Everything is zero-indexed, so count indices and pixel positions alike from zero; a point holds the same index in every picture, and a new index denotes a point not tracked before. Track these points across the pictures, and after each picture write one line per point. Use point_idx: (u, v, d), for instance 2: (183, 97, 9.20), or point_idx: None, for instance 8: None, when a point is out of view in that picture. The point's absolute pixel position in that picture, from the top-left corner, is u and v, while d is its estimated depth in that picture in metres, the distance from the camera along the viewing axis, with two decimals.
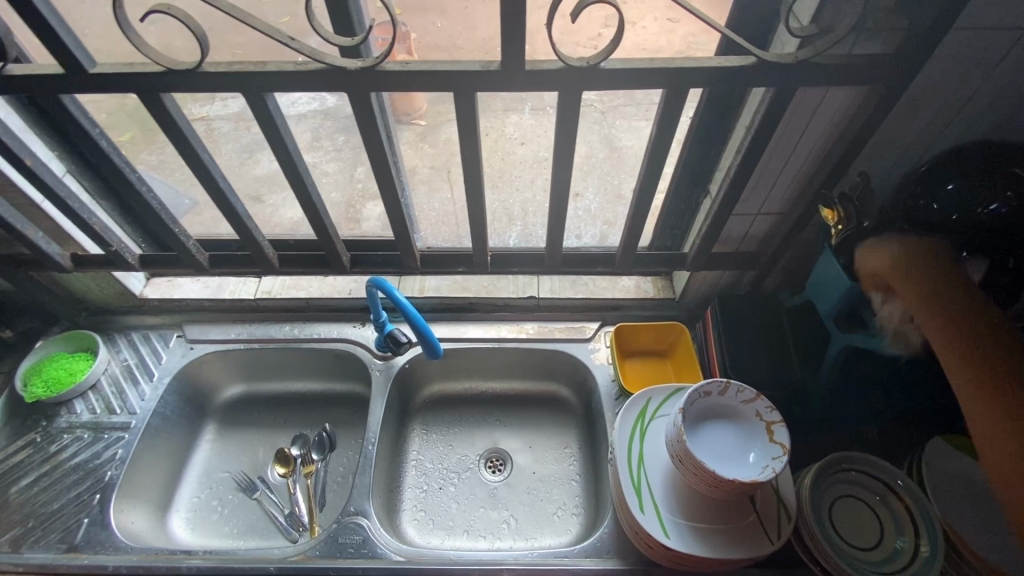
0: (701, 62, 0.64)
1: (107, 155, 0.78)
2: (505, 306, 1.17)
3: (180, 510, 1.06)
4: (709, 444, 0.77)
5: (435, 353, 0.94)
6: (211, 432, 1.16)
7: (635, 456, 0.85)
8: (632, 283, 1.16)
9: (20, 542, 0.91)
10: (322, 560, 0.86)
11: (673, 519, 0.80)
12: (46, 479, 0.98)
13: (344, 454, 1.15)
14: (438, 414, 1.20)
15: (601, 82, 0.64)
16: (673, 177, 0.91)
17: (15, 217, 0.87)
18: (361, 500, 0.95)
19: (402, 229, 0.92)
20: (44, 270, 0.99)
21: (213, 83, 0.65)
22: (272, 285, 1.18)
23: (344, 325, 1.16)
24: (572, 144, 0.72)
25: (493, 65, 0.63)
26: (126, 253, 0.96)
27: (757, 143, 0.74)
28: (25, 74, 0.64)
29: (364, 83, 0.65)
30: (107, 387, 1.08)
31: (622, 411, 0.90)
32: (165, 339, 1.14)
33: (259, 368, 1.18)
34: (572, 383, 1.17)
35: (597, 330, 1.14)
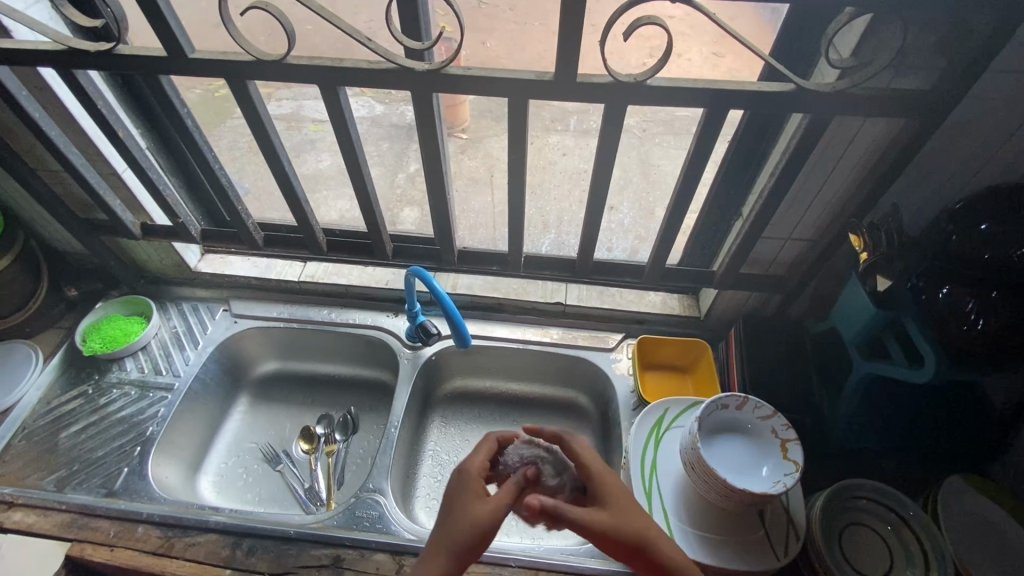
0: (743, 86, 0.68)
1: (190, 133, 0.86)
2: (532, 309, 1.20)
3: (209, 473, 1.13)
4: (721, 456, 0.80)
5: (465, 342, 0.99)
6: (244, 404, 1.23)
7: (648, 464, 0.88)
8: (657, 299, 1.18)
9: (64, 483, 0.97)
10: (338, 530, 0.90)
11: (680, 526, 0.81)
12: (94, 428, 1.04)
13: (365, 438, 1.20)
14: (457, 409, 1.24)
15: (647, 97, 0.69)
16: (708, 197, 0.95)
17: (98, 183, 0.95)
18: (379, 479, 0.98)
19: (444, 225, 0.97)
20: (116, 236, 1.09)
21: (294, 74, 0.72)
22: (316, 270, 1.24)
23: (379, 314, 1.22)
24: (613, 154, 0.77)
25: (547, 75, 0.68)
26: (190, 225, 1.04)
27: (793, 167, 0.77)
28: (133, 55, 0.73)
29: (429, 84, 0.71)
30: (156, 349, 1.16)
31: (639, 417, 0.93)
32: (212, 311, 1.22)
33: (295, 347, 1.25)
34: (590, 391, 1.20)
35: (620, 341, 1.16)
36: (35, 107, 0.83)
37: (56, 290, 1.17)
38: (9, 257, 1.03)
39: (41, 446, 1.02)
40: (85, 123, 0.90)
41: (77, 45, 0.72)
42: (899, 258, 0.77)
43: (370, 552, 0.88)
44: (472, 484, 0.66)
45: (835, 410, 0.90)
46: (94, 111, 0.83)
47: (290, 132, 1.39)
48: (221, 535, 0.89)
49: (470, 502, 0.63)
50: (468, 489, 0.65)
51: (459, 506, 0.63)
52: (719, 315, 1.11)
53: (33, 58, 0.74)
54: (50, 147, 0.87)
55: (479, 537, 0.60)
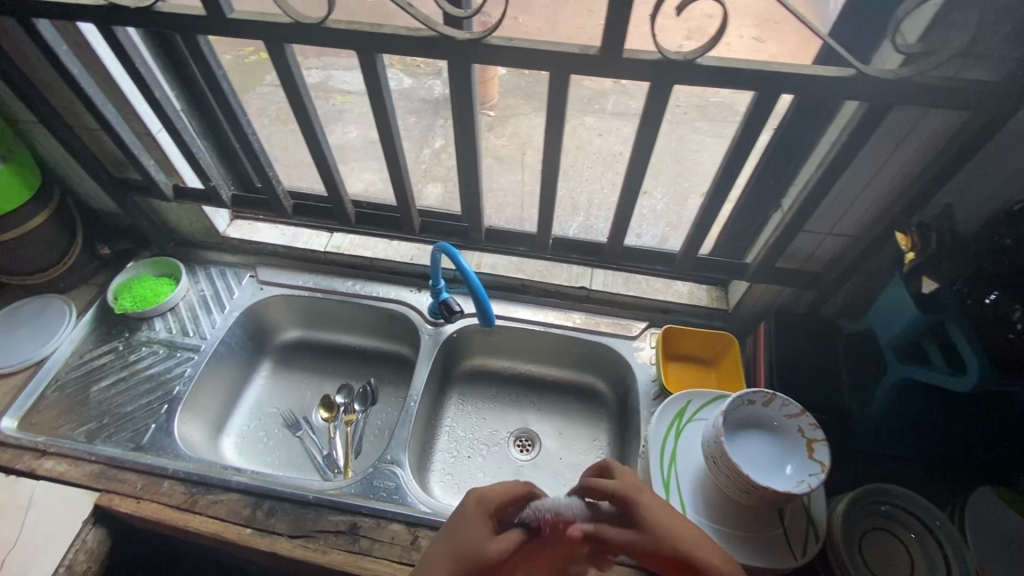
0: (797, 69, 0.65)
1: (225, 96, 0.86)
2: (557, 293, 1.19)
3: (232, 434, 1.16)
4: (744, 449, 0.79)
5: (488, 322, 0.97)
6: (267, 369, 1.26)
7: (668, 454, 0.87)
8: (685, 289, 1.16)
9: (94, 435, 1.00)
10: (356, 498, 0.91)
11: (696, 518, 0.81)
12: (123, 383, 1.07)
13: (384, 410, 1.22)
14: (475, 387, 1.25)
15: (693, 78, 0.66)
16: (748, 185, 0.91)
17: (133, 143, 0.96)
18: (397, 451, 0.99)
19: (473, 202, 0.95)
20: (149, 196, 1.09)
21: (332, 39, 0.70)
22: (342, 242, 1.24)
23: (402, 289, 1.22)
24: (653, 136, 0.74)
25: (591, 49, 0.65)
26: (222, 190, 1.04)
27: (843, 158, 0.73)
28: (173, 13, 0.72)
29: (468, 55, 0.69)
30: (184, 311, 1.18)
31: (661, 406, 0.91)
32: (239, 277, 1.23)
33: (318, 316, 1.26)
34: (609, 378, 1.19)
35: (644, 330, 1.15)
36: (74, 63, 0.84)
37: (90, 248, 1.19)
38: (45, 211, 1.06)
39: (74, 398, 1.05)
40: (122, 82, 0.91)
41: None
42: (948, 259, 0.72)
43: (385, 521, 0.89)
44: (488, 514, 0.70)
45: (865, 412, 0.87)
46: (132, 70, 0.83)
47: (319, 103, 1.39)
48: (241, 495, 0.91)
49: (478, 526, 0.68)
50: (479, 518, 0.69)
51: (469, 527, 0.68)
52: (749, 309, 1.08)
53: (73, 13, 0.74)
54: (88, 104, 0.87)
55: (478, 560, 0.64)
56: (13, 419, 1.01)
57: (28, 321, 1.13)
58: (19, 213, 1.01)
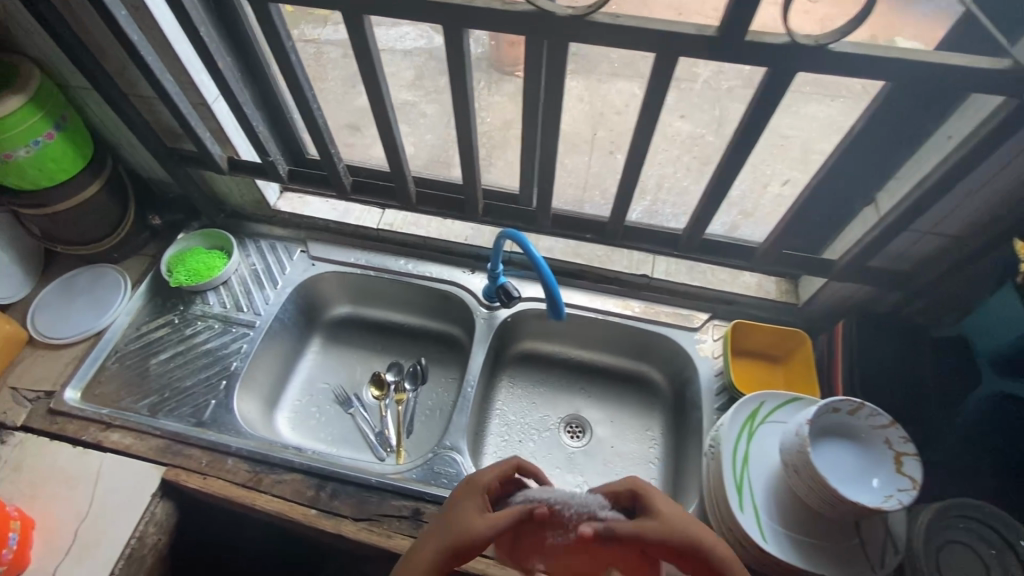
0: (942, 58, 0.58)
1: (292, 68, 0.81)
2: (615, 280, 1.14)
3: (285, 409, 1.17)
4: (827, 459, 0.76)
5: (559, 315, 0.91)
6: (317, 344, 1.25)
7: (740, 457, 0.84)
8: (753, 280, 1.12)
9: (156, 408, 1.01)
10: (418, 484, 0.91)
11: (770, 524, 0.78)
12: (181, 357, 1.07)
13: (433, 390, 1.21)
14: (526, 371, 1.23)
15: (821, 66, 0.60)
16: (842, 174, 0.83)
17: (191, 114, 0.92)
18: (456, 437, 0.99)
19: (544, 187, 0.91)
20: (203, 168, 1.06)
21: (419, 11, 0.65)
22: (395, 219, 1.22)
23: (455, 270, 1.19)
24: (759, 126, 0.68)
25: (709, 30, 0.59)
26: (279, 164, 1.00)
27: (971, 157, 0.67)
28: None
29: (568, 33, 0.63)
30: (237, 285, 1.16)
31: (733, 406, 0.88)
32: (290, 251, 1.21)
33: (368, 293, 1.24)
34: (665, 368, 1.16)
35: (706, 321, 1.11)
36: (133, 29, 0.79)
37: (141, 218, 1.18)
38: (96, 183, 1.03)
39: (133, 371, 1.05)
40: (181, 50, 0.86)
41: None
42: None
43: None
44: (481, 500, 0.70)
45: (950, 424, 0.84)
46: (196, 38, 0.79)
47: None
48: (305, 476, 0.92)
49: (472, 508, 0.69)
50: (471, 501, 0.70)
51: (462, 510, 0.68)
52: (820, 304, 1.03)
53: None
54: (148, 73, 0.83)
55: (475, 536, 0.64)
56: (76, 389, 1.02)
57: (84, 292, 1.12)
58: (66, 186, 0.98)
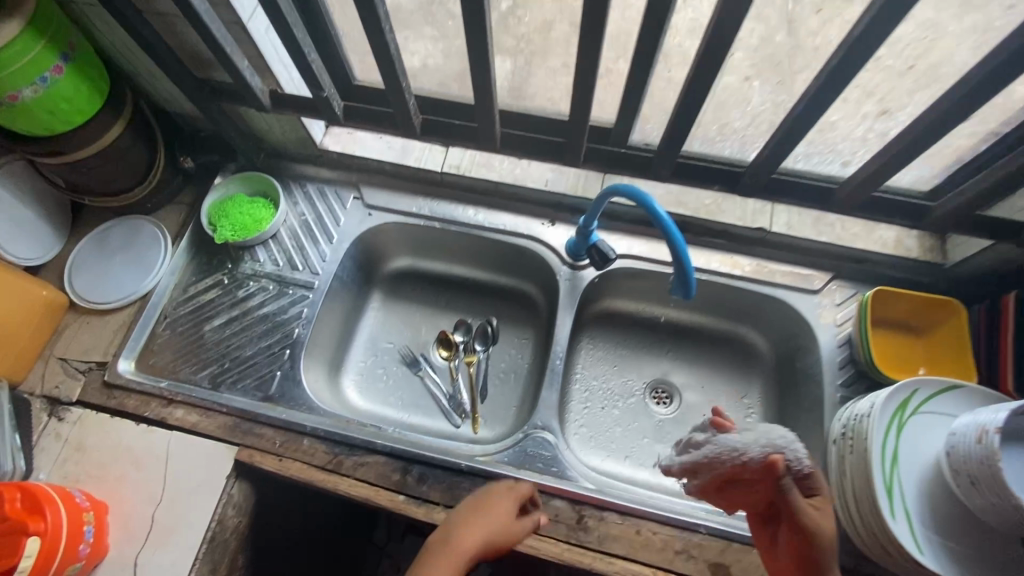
0: None
1: None
2: (722, 233, 0.98)
3: (350, 372, 1.08)
4: (1015, 469, 0.64)
5: (688, 292, 0.76)
6: (376, 300, 1.14)
7: (889, 453, 0.73)
8: (889, 235, 0.95)
9: (218, 381, 0.92)
10: (512, 468, 0.83)
11: (925, 533, 0.69)
12: (237, 324, 0.97)
13: (506, 351, 1.11)
14: (607, 331, 1.11)
15: None
16: None
17: (225, 38, 0.74)
18: (546, 415, 0.89)
19: None
20: (240, 103, 0.89)
21: None
22: (461, 159, 1.05)
23: (532, 221, 1.03)
24: None
25: None
26: (334, 101, 0.83)
27: None
28: None
29: None
30: (287, 240, 1.03)
31: (880, 393, 0.76)
32: (343, 199, 1.06)
33: (431, 244, 1.10)
34: (770, 332, 1.03)
35: (828, 283, 0.96)
36: None
37: (173, 160, 1.02)
38: (121, 122, 0.88)
39: (188, 338, 0.96)
40: None
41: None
42: None
43: (546, 496, 0.81)
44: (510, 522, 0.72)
45: None
46: None
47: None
48: (388, 458, 0.85)
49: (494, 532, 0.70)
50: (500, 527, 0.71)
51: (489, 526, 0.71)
52: (977, 267, 0.87)
53: None
54: None
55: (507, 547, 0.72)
56: (129, 360, 0.93)
57: (121, 248, 1.00)
58: (87, 128, 0.83)
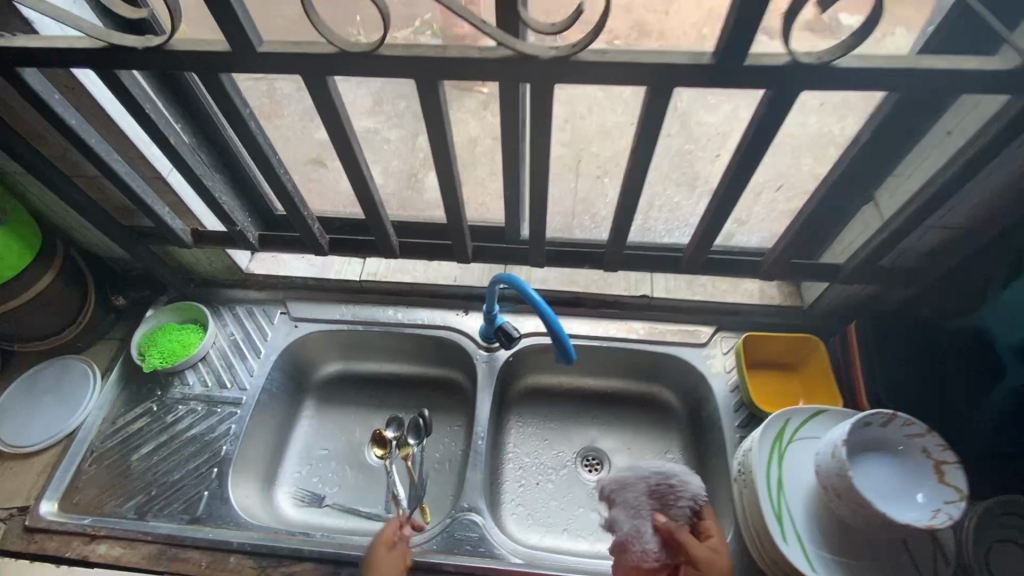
0: (951, 62, 0.54)
1: (254, 138, 0.73)
2: (615, 303, 1.10)
3: (285, 484, 1.09)
4: (869, 477, 0.72)
5: (567, 356, 0.87)
6: (311, 409, 1.17)
7: (774, 482, 0.80)
8: (755, 286, 1.09)
9: (144, 510, 0.92)
10: (439, 555, 0.86)
11: (816, 554, 0.75)
12: (165, 449, 0.99)
13: (440, 441, 1.15)
14: (534, 407, 1.18)
15: (826, 83, 0.55)
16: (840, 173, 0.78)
17: (146, 192, 0.85)
18: (473, 496, 0.93)
19: (539, 225, 0.83)
20: (165, 243, 0.99)
21: (386, 68, 0.58)
22: (378, 268, 1.16)
23: (447, 313, 1.13)
24: (761, 150, 0.64)
25: (705, 57, 0.54)
26: (248, 232, 0.93)
27: (980, 156, 0.63)
28: (190, 52, 0.59)
29: (553, 75, 0.56)
30: (217, 360, 1.08)
31: (759, 428, 0.85)
32: (270, 315, 1.14)
33: (358, 348, 1.18)
34: (677, 387, 1.12)
35: (713, 335, 1.07)
36: (71, 114, 0.71)
37: (104, 299, 1.09)
38: (52, 271, 0.95)
39: (114, 470, 0.97)
40: (126, 125, 0.78)
41: (116, 11, 0.56)
42: None
43: None
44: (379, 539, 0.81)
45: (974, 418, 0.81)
46: (141, 116, 0.71)
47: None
48: (318, 564, 0.86)
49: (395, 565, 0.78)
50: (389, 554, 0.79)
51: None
52: (826, 305, 1.01)
53: (66, 59, 0.61)
54: (93, 157, 0.76)
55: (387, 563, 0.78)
56: (52, 501, 0.93)
57: (50, 389, 1.03)
58: (20, 278, 0.90)
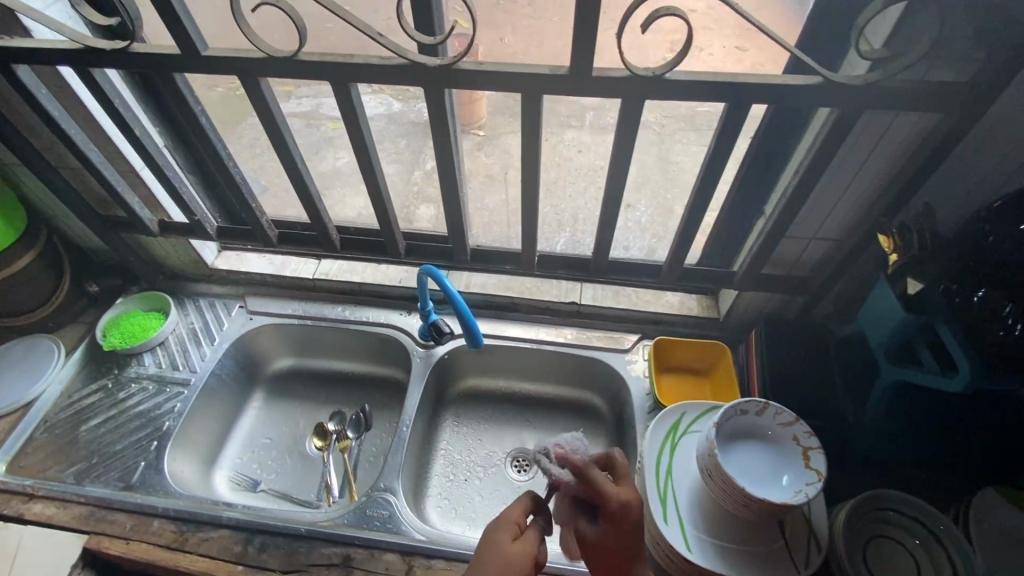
0: (766, 79, 0.65)
1: (206, 132, 0.84)
2: (547, 309, 1.19)
3: (224, 467, 1.13)
4: (742, 462, 0.77)
5: (475, 343, 0.97)
6: (259, 399, 1.23)
7: (664, 469, 0.85)
8: (676, 298, 1.16)
9: (83, 475, 0.99)
10: (349, 529, 0.90)
11: (696, 536, 0.78)
12: (112, 422, 1.06)
13: (378, 435, 1.19)
14: (471, 408, 1.22)
15: (664, 93, 0.65)
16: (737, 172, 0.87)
17: (118, 181, 0.96)
18: (390, 478, 0.98)
19: (458, 223, 0.93)
20: (135, 232, 1.10)
21: (305, 71, 0.70)
22: (330, 268, 1.24)
23: (391, 313, 1.21)
24: (629, 154, 0.74)
25: (561, 70, 0.65)
26: (206, 223, 1.04)
27: (819, 165, 0.72)
28: (147, 54, 0.72)
29: (441, 81, 0.68)
30: (174, 345, 1.17)
31: (656, 420, 0.90)
32: (229, 308, 1.23)
33: (308, 343, 1.24)
34: (605, 392, 1.17)
35: (636, 342, 1.14)
36: (56, 106, 0.84)
37: (79, 285, 1.19)
38: (33, 252, 1.06)
39: (62, 439, 1.04)
40: (104, 121, 0.90)
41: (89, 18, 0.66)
42: (930, 260, 0.72)
43: (379, 551, 0.88)
44: (499, 531, 0.68)
45: (859, 419, 0.86)
46: (111, 110, 0.83)
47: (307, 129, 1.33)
48: (234, 531, 0.90)
49: (525, 557, 0.67)
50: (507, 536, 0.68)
51: (506, 562, 0.65)
52: (738, 315, 1.08)
53: (51, 57, 0.74)
54: (71, 146, 0.87)
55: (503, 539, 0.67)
56: (1, 462, 1.00)
57: (17, 362, 1.12)
58: (4, 255, 1.00)
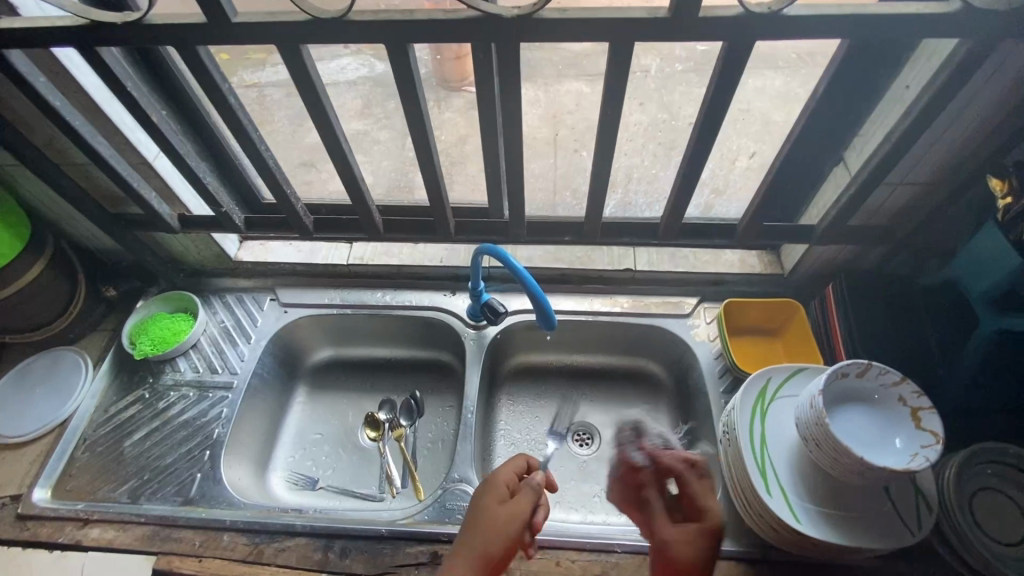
0: (897, 7, 0.56)
1: (234, 113, 0.74)
2: (599, 279, 1.13)
3: (277, 468, 1.07)
4: (847, 426, 0.74)
5: (550, 323, 0.90)
6: (302, 394, 1.16)
7: (757, 438, 0.81)
8: (736, 257, 1.11)
9: (137, 493, 0.93)
10: (431, 525, 0.87)
11: (801, 506, 0.76)
12: (157, 434, 1.00)
13: (432, 421, 1.12)
14: (525, 386, 1.16)
15: (780, 31, 0.57)
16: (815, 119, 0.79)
17: (131, 176, 0.85)
18: (464, 468, 0.95)
19: (517, 196, 0.85)
20: (152, 229, 1.00)
21: (357, 34, 0.60)
22: (364, 252, 1.16)
23: (435, 294, 1.15)
24: (726, 105, 0.66)
25: (660, 12, 0.56)
26: (234, 214, 0.95)
27: (935, 104, 0.65)
28: (166, 25, 0.61)
29: (517, 34, 0.58)
30: (208, 347, 1.09)
31: (741, 388, 0.85)
32: (259, 302, 1.15)
33: (347, 332, 1.17)
34: (664, 359, 1.12)
35: (697, 306, 1.09)
36: (56, 96, 0.73)
37: (94, 291, 1.10)
38: (41, 261, 0.96)
39: (107, 457, 0.98)
40: (111, 109, 0.80)
41: None
42: None
43: None
44: (485, 494, 0.69)
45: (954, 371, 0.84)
46: (123, 95, 0.73)
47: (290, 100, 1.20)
48: (311, 538, 0.86)
49: (517, 514, 0.66)
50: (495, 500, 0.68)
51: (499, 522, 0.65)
52: (804, 270, 1.03)
53: (48, 38, 0.63)
54: (79, 140, 0.76)
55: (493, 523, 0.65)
56: (45, 488, 0.94)
57: (41, 380, 1.04)
58: (10, 267, 0.90)
